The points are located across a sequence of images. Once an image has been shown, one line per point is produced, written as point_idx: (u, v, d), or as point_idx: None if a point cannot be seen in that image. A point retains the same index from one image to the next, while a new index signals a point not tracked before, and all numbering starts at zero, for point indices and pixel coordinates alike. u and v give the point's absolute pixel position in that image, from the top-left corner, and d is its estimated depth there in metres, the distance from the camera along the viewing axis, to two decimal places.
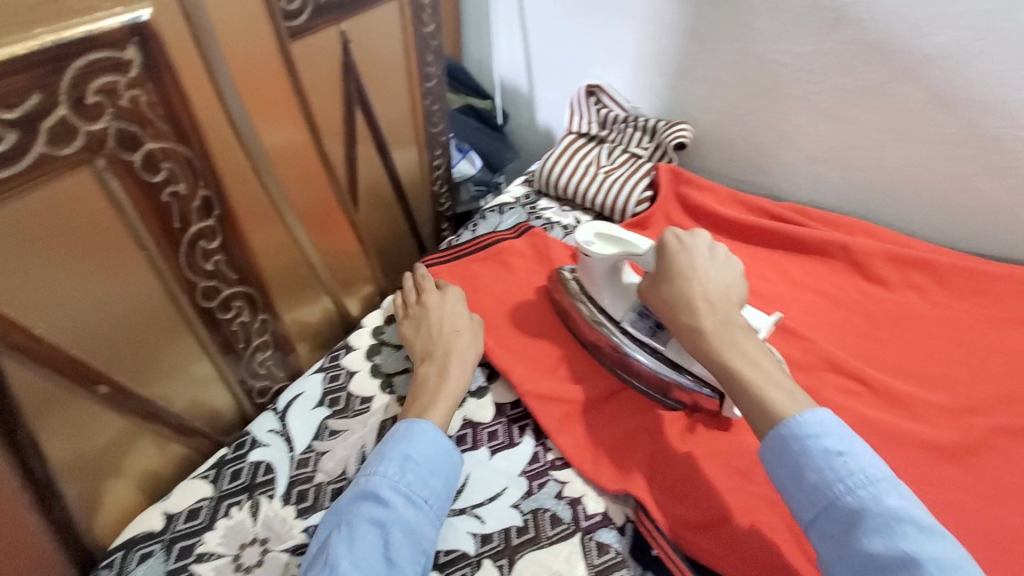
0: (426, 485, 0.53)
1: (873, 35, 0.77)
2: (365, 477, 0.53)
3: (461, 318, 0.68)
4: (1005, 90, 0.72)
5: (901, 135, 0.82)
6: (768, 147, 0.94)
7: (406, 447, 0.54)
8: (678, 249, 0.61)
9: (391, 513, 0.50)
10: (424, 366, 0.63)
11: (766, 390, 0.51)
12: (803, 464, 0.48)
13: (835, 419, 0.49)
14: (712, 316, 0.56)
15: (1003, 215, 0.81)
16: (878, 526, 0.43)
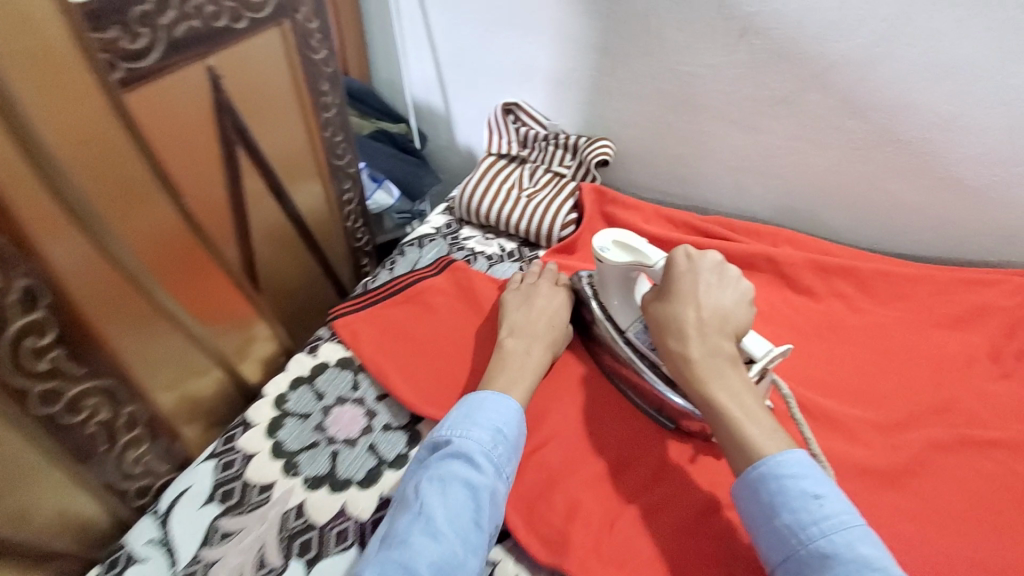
0: (508, 457, 0.56)
1: (781, 44, 0.75)
2: (456, 437, 0.56)
3: (558, 313, 0.72)
4: (908, 95, 0.73)
5: (816, 143, 0.82)
6: (689, 159, 0.92)
7: (496, 420, 0.57)
8: (685, 274, 0.61)
9: (481, 477, 0.53)
10: (511, 341, 0.68)
11: (740, 422, 0.53)
12: (776, 500, 0.49)
13: (814, 462, 0.50)
14: (702, 347, 0.57)
15: (918, 215, 0.82)
16: (845, 569, 0.44)
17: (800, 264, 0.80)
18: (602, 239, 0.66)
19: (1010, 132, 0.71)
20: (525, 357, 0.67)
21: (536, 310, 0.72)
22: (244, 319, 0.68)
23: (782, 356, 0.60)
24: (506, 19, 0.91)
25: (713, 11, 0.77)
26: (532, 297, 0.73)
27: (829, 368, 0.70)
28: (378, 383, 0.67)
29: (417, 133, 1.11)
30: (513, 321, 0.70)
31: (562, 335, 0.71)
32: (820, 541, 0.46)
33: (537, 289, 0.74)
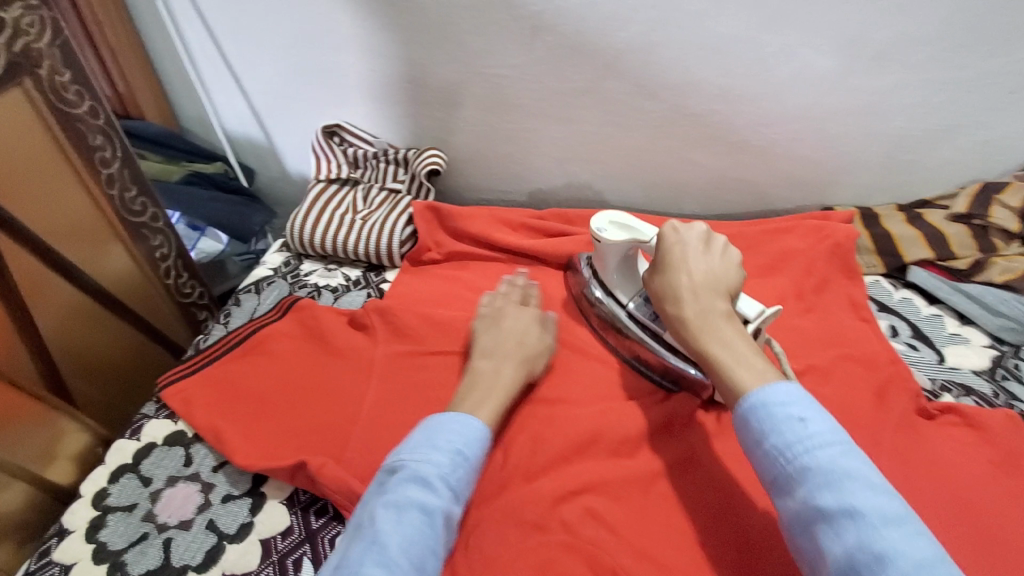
0: (467, 481, 0.54)
1: (570, 38, 0.78)
2: (412, 459, 0.52)
3: (532, 335, 0.69)
4: (689, 72, 0.79)
5: (624, 126, 0.86)
6: (518, 156, 0.94)
7: (456, 442, 0.54)
8: (672, 243, 0.62)
9: (437, 501, 0.50)
10: (482, 363, 0.65)
11: (728, 368, 0.52)
12: (756, 422, 0.47)
13: (799, 388, 0.48)
14: (694, 304, 0.57)
15: (724, 178, 0.89)
16: (826, 479, 0.43)
17: None
18: (599, 220, 0.70)
19: (776, 94, 0.79)
20: (496, 377, 0.63)
21: (504, 332, 0.69)
22: (42, 418, 0.66)
23: (776, 315, 0.59)
24: (306, 41, 0.87)
25: (503, 13, 0.78)
26: (501, 318, 0.71)
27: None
28: (217, 450, 0.63)
29: (240, 168, 1.05)
30: (486, 344, 0.68)
31: (536, 356, 0.68)
32: (805, 458, 0.44)
33: (509, 310, 0.72)
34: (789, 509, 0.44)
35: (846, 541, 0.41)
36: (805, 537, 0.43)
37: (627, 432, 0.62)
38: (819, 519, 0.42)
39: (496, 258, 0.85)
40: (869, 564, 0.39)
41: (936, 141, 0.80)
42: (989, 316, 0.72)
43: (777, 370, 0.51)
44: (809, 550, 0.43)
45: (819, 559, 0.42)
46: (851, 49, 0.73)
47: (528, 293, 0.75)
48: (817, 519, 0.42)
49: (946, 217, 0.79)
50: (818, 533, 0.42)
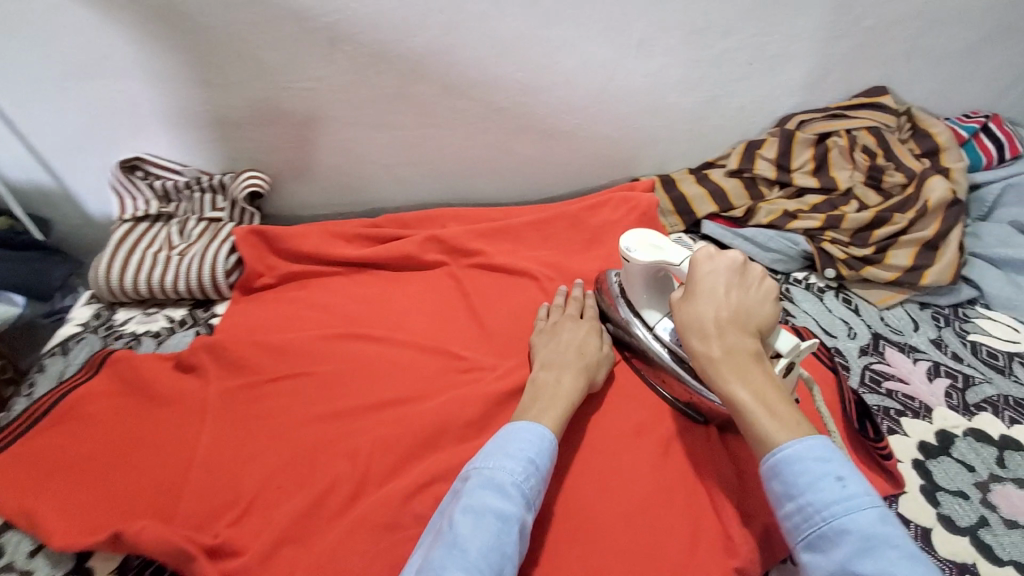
0: (538, 489, 0.54)
1: (369, 47, 0.79)
2: (486, 468, 0.53)
3: (592, 344, 0.68)
4: (488, 70, 0.83)
5: (441, 126, 0.89)
6: (344, 167, 0.93)
7: (527, 450, 0.54)
8: (705, 274, 0.58)
9: (513, 509, 0.50)
10: (543, 374, 0.65)
11: (756, 419, 0.50)
12: (789, 476, 0.47)
13: (831, 447, 0.47)
14: (722, 345, 0.54)
15: (542, 163, 0.96)
16: (864, 544, 0.42)
17: (458, 233, 0.85)
18: (630, 239, 0.66)
19: (570, 82, 0.86)
20: (557, 386, 0.63)
21: (564, 343, 0.68)
22: None
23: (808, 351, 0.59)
24: (79, 71, 0.78)
25: (294, 24, 0.76)
26: (558, 331, 0.70)
27: (507, 309, 0.78)
28: (32, 534, 0.56)
29: (30, 220, 0.94)
30: (546, 358, 0.67)
31: (597, 365, 0.67)
32: (843, 521, 0.44)
33: (568, 325, 0.71)
34: (822, 570, 0.43)
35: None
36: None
37: (473, 415, 0.63)
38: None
39: (334, 272, 0.83)
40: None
41: (708, 110, 0.92)
42: (762, 252, 0.84)
43: (808, 424, 0.50)
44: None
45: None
46: (622, 37, 0.82)
47: (592, 305, 0.75)
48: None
49: (724, 173, 0.92)
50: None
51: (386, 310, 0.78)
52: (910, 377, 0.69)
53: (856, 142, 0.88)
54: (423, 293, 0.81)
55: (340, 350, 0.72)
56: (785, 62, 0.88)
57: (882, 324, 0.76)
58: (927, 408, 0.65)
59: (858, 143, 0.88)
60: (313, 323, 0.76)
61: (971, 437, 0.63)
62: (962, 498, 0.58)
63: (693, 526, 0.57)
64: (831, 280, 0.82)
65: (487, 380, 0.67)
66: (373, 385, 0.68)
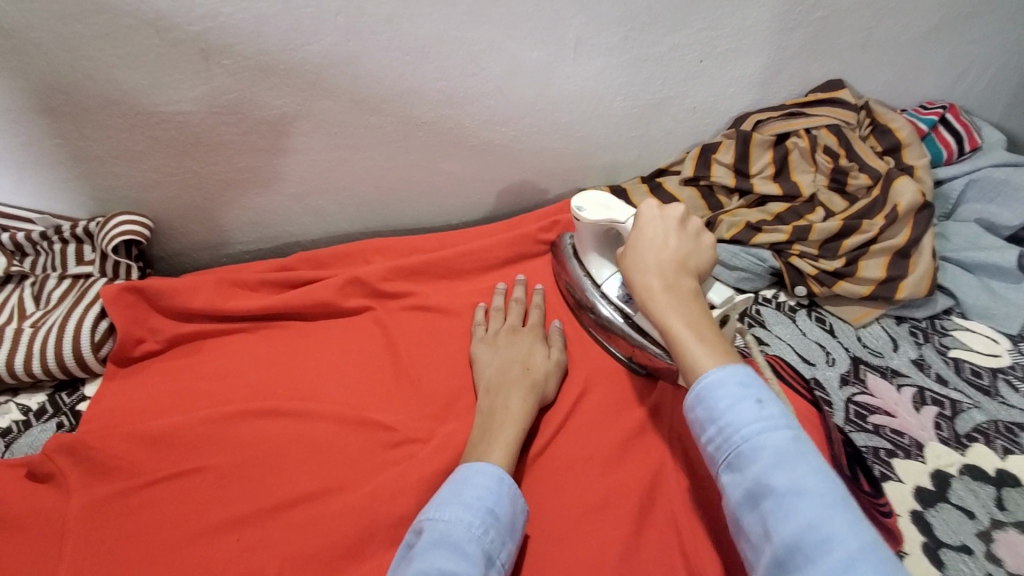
0: (500, 546, 0.46)
1: (254, 58, 0.65)
2: (439, 521, 0.45)
3: (539, 356, 0.63)
4: (404, 80, 0.71)
5: (355, 146, 0.77)
6: (243, 200, 0.79)
7: (483, 498, 0.47)
8: (648, 218, 0.56)
9: (472, 569, 0.42)
10: (486, 399, 0.59)
11: (686, 347, 0.47)
12: (710, 399, 0.44)
13: (748, 368, 0.45)
14: (662, 278, 0.52)
15: (476, 180, 0.85)
16: (778, 458, 0.40)
17: (381, 273, 0.73)
18: (582, 198, 0.65)
19: (501, 90, 0.75)
20: (504, 411, 0.56)
21: (508, 358, 0.62)
22: None
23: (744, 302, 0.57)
24: None
25: (155, 36, 0.61)
26: (500, 343, 0.65)
27: (442, 361, 0.66)
28: None
29: None
30: (491, 375, 0.61)
31: (545, 379, 0.61)
32: (760, 437, 0.41)
33: (507, 331, 0.66)
34: (737, 488, 0.41)
35: (795, 521, 0.38)
36: (750, 519, 0.40)
37: (404, 511, 0.52)
38: (768, 498, 0.40)
39: (237, 328, 0.69)
40: (817, 545, 0.37)
41: (656, 113, 0.83)
42: (726, 272, 0.76)
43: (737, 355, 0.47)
44: (753, 532, 0.40)
45: (762, 542, 0.39)
46: (555, 38, 0.71)
47: (534, 304, 0.71)
48: (765, 498, 0.40)
49: (679, 182, 0.85)
50: (766, 514, 0.40)
51: (294, 373, 0.65)
52: (897, 409, 0.62)
53: (818, 142, 0.81)
54: (344, 347, 0.68)
55: (237, 434, 0.59)
56: (734, 57, 0.80)
57: (860, 345, 0.69)
58: (918, 446, 0.59)
59: (820, 143, 0.81)
60: (209, 399, 0.63)
61: (968, 476, 0.56)
62: (966, 553, 0.51)
63: None
64: (802, 298, 0.75)
65: (419, 457, 0.56)
66: (281, 478, 0.55)
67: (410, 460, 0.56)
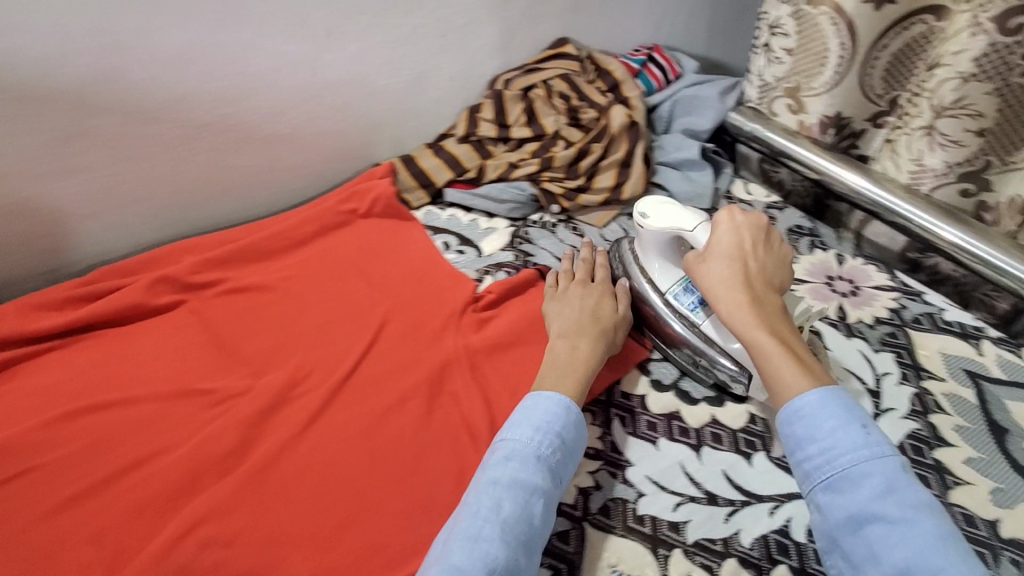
0: (563, 462, 0.54)
1: (9, 86, 0.69)
2: (511, 441, 0.54)
3: (606, 308, 0.68)
4: (172, 86, 0.78)
5: (141, 157, 0.82)
6: (34, 228, 0.80)
7: (550, 424, 0.55)
8: (727, 228, 0.60)
9: (541, 483, 0.51)
10: (558, 343, 0.65)
11: (783, 364, 0.51)
12: (812, 421, 0.48)
13: (848, 395, 0.49)
14: (750, 294, 0.55)
15: (274, 171, 0.93)
16: (887, 486, 0.44)
17: (190, 267, 0.79)
18: (646, 205, 0.67)
19: (270, 84, 0.84)
20: (573, 352, 0.63)
21: (575, 308, 0.68)
22: None
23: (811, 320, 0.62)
24: None
25: None
26: (567, 297, 0.71)
27: (258, 328, 0.74)
28: None
29: None
30: (560, 326, 0.67)
31: (612, 329, 0.66)
32: (868, 462, 0.45)
33: (573, 291, 0.71)
34: (843, 510, 0.45)
35: (905, 549, 0.42)
36: (853, 541, 0.44)
37: (231, 445, 0.61)
38: (879, 524, 0.43)
39: (49, 346, 0.72)
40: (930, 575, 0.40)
41: (421, 85, 0.96)
42: (498, 205, 0.91)
43: (828, 375, 0.51)
44: (855, 553, 0.44)
45: (867, 563, 0.43)
46: (305, 31, 0.82)
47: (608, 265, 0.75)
48: (873, 523, 0.43)
49: (456, 142, 0.99)
50: (873, 539, 0.43)
51: (113, 370, 0.70)
52: None
53: (553, 90, 0.99)
54: (161, 337, 0.74)
55: (66, 430, 0.64)
56: (472, 28, 0.95)
57: (603, 240, 0.87)
58: None
59: (554, 91, 0.99)
60: (31, 411, 0.66)
61: None
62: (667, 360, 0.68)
63: (461, 468, 0.59)
64: (559, 215, 0.92)
65: (239, 404, 0.64)
66: (114, 453, 0.62)
67: (231, 409, 0.64)
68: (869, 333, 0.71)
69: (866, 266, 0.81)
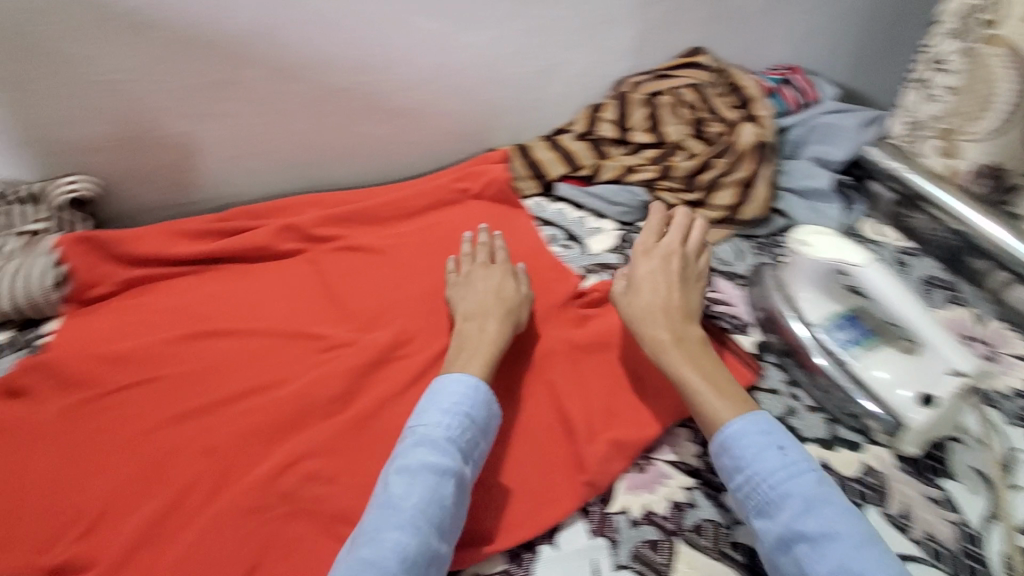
0: (475, 442, 0.54)
1: (183, 31, 0.75)
2: (420, 428, 0.54)
3: (507, 289, 0.70)
4: (321, 48, 0.82)
5: (281, 112, 0.87)
6: (182, 163, 0.87)
7: (456, 407, 0.55)
8: (644, 272, 0.68)
9: (453, 463, 0.51)
10: (467, 325, 0.66)
11: (710, 396, 0.57)
12: (736, 449, 0.52)
13: (768, 420, 0.54)
14: (671, 331, 0.62)
15: (396, 142, 0.96)
16: (806, 505, 0.48)
17: (312, 220, 0.84)
18: (810, 232, 0.69)
19: (408, 59, 0.87)
20: (482, 335, 0.64)
21: (481, 291, 0.70)
22: None
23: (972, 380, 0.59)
24: None
25: (90, 13, 0.71)
26: (472, 280, 0.72)
27: (368, 288, 0.77)
28: None
29: None
30: (467, 308, 0.69)
31: (518, 306, 0.69)
32: (788, 482, 0.49)
33: (478, 273, 0.73)
34: (771, 532, 0.48)
35: (827, 563, 0.45)
36: (786, 560, 0.48)
37: (335, 392, 0.64)
38: (802, 542, 0.47)
39: (182, 272, 0.79)
40: None
41: (549, 77, 0.97)
42: (609, 207, 0.91)
43: (749, 400, 0.57)
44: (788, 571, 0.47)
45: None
46: (450, 12, 0.84)
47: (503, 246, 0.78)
48: (799, 542, 0.47)
49: (573, 138, 0.98)
50: (800, 557, 0.47)
51: (235, 303, 0.75)
52: (735, 301, 0.77)
53: (681, 98, 0.97)
54: (279, 281, 0.78)
55: (189, 350, 0.69)
56: (609, 28, 0.94)
57: (712, 257, 0.84)
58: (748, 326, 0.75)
59: (682, 99, 0.97)
60: (159, 326, 0.72)
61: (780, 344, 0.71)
62: (774, 394, 0.68)
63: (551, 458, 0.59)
64: None
65: (346, 355, 0.67)
66: (230, 378, 0.66)
67: (338, 359, 0.67)
68: (1006, 404, 0.66)
69: (1007, 331, 0.75)
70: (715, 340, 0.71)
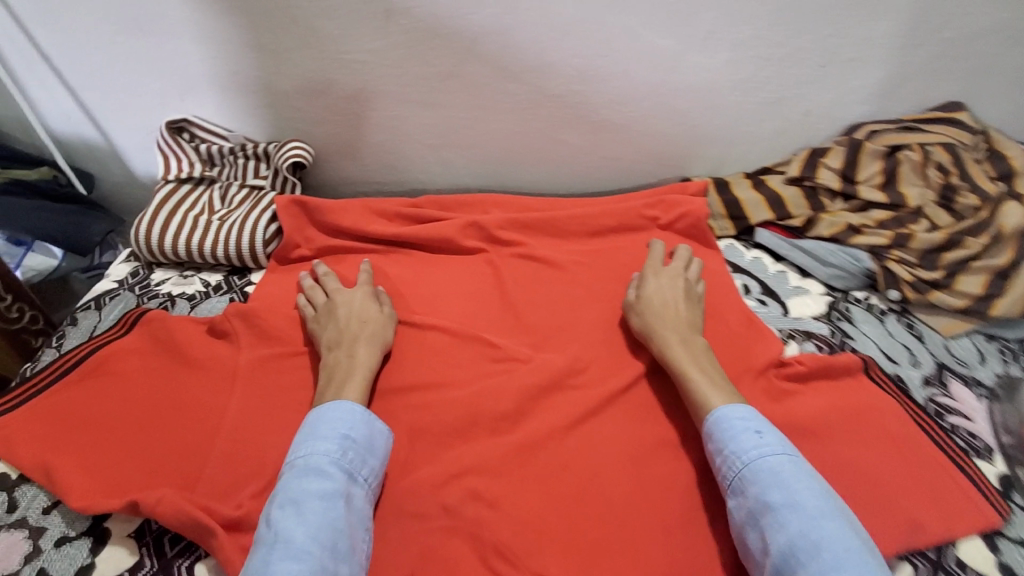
0: (364, 462, 0.52)
1: (424, 21, 0.76)
2: (303, 456, 0.50)
3: (372, 311, 0.67)
4: (546, 51, 0.80)
5: (489, 109, 0.86)
6: (388, 144, 0.90)
7: (306, 456, 0.50)
8: (653, 287, 0.68)
9: (337, 484, 0.49)
10: (333, 354, 0.62)
11: (708, 389, 0.57)
12: (720, 432, 0.53)
13: (747, 409, 0.54)
14: (676, 334, 0.63)
15: (590, 155, 0.93)
16: (775, 479, 0.48)
17: (498, 221, 0.82)
18: None
19: (628, 73, 0.83)
20: (351, 360, 0.61)
21: (345, 318, 0.65)
22: None
23: None
24: (134, 26, 0.77)
25: None
26: (334, 308, 0.67)
27: (546, 302, 0.74)
28: (49, 489, 0.55)
29: (74, 173, 0.96)
30: (330, 334, 0.64)
31: (382, 326, 0.66)
32: (759, 462, 0.50)
33: (339, 296, 0.68)
34: (743, 508, 0.49)
35: (787, 531, 0.45)
36: (754, 535, 0.47)
37: (505, 409, 0.60)
38: (766, 514, 0.47)
39: (372, 249, 0.81)
40: (808, 551, 0.43)
41: (773, 111, 0.87)
42: (820, 266, 0.80)
43: (739, 394, 0.57)
44: (755, 547, 0.47)
45: (763, 555, 0.46)
46: (687, 30, 0.78)
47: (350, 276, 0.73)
48: (764, 514, 0.47)
49: (783, 181, 0.87)
50: (764, 529, 0.47)
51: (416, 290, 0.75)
52: (975, 414, 0.65)
53: (930, 158, 0.82)
54: (458, 277, 0.77)
55: None
56: (860, 67, 0.82)
57: (947, 354, 0.72)
58: (991, 449, 0.61)
59: (931, 159, 0.82)
60: None
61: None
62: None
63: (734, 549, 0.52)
64: (893, 302, 0.77)
65: (520, 371, 0.64)
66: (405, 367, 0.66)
67: (511, 374, 0.64)
68: None
69: None
70: (951, 459, 0.58)
